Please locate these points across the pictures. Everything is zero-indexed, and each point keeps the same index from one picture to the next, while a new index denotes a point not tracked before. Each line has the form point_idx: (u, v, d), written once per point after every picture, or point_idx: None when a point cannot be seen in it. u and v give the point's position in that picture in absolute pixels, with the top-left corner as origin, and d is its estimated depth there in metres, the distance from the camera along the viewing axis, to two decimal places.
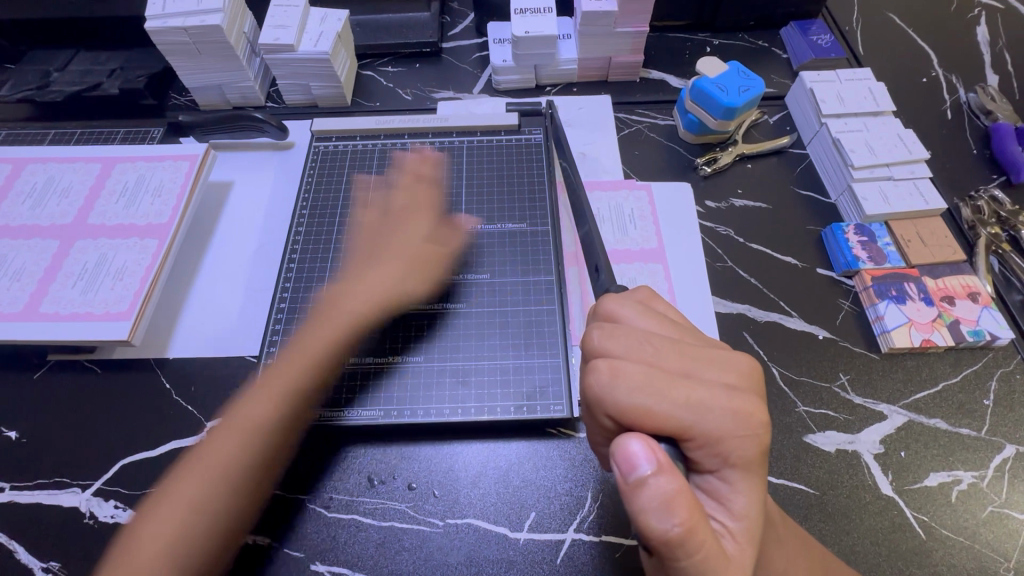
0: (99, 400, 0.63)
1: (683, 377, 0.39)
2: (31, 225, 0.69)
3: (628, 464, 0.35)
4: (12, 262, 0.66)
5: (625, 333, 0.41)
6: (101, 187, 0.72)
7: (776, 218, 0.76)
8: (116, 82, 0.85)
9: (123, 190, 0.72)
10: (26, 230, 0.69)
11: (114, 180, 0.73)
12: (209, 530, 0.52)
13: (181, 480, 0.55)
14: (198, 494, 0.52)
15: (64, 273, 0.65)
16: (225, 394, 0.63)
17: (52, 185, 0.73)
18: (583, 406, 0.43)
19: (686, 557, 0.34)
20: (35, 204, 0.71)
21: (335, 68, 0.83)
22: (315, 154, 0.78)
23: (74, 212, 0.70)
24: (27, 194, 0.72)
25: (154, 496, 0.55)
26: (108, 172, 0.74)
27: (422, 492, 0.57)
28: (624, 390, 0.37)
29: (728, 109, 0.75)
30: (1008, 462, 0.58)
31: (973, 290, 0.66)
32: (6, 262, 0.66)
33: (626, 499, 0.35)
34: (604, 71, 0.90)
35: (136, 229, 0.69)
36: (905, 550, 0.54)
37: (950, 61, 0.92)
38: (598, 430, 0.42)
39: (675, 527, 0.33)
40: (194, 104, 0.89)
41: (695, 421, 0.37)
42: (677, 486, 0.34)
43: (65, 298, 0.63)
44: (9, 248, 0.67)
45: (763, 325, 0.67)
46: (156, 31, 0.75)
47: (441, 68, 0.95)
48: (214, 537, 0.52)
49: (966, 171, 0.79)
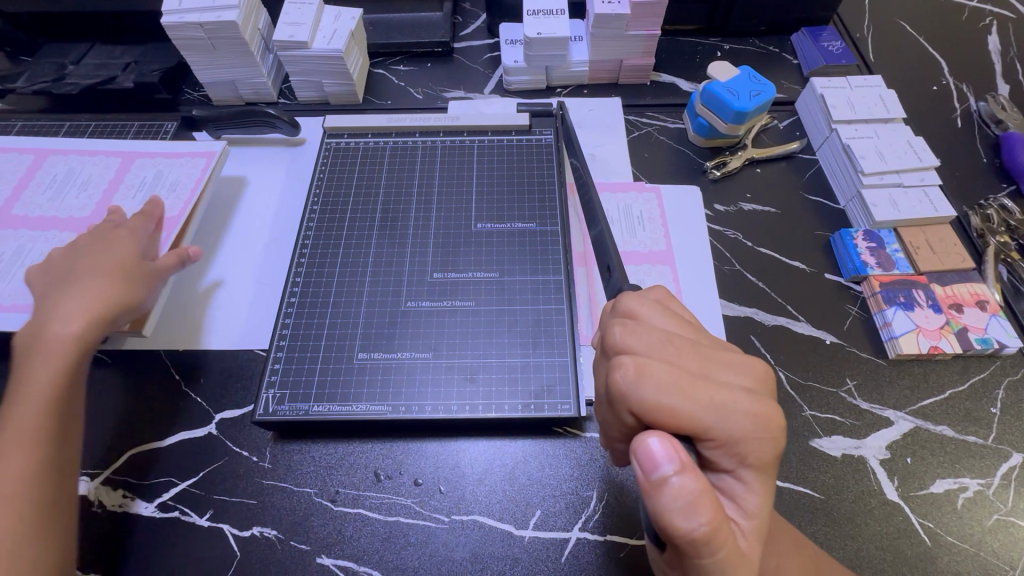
0: (108, 390, 0.64)
1: (701, 378, 0.39)
2: (50, 216, 0.70)
3: (651, 463, 0.35)
4: (30, 253, 0.66)
5: (646, 331, 0.41)
6: (120, 181, 0.73)
7: (784, 223, 0.76)
8: (130, 76, 0.86)
9: (141, 184, 0.72)
10: (45, 222, 0.69)
11: (132, 175, 0.73)
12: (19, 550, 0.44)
13: None
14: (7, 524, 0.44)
15: None
16: (234, 386, 0.64)
17: (73, 177, 0.73)
18: (603, 401, 0.43)
19: (709, 556, 0.34)
20: (55, 196, 0.71)
21: (348, 66, 0.83)
22: (327, 150, 0.79)
23: (91, 204, 0.71)
24: (48, 185, 0.73)
25: None
26: (128, 166, 0.74)
27: (428, 488, 0.57)
28: (649, 388, 0.37)
29: (738, 114, 0.75)
30: (1015, 470, 0.58)
31: (982, 298, 0.66)
32: (24, 253, 0.66)
33: (648, 498, 0.35)
34: (615, 74, 0.90)
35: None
36: (910, 556, 0.54)
37: (960, 70, 0.92)
38: (617, 426, 0.42)
39: (701, 526, 0.33)
40: (207, 100, 0.90)
41: (715, 422, 0.37)
42: (700, 484, 0.34)
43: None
44: (28, 239, 0.67)
45: (770, 328, 0.67)
46: (171, 26, 0.76)
47: (452, 68, 0.95)
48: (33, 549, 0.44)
49: (975, 179, 0.79)
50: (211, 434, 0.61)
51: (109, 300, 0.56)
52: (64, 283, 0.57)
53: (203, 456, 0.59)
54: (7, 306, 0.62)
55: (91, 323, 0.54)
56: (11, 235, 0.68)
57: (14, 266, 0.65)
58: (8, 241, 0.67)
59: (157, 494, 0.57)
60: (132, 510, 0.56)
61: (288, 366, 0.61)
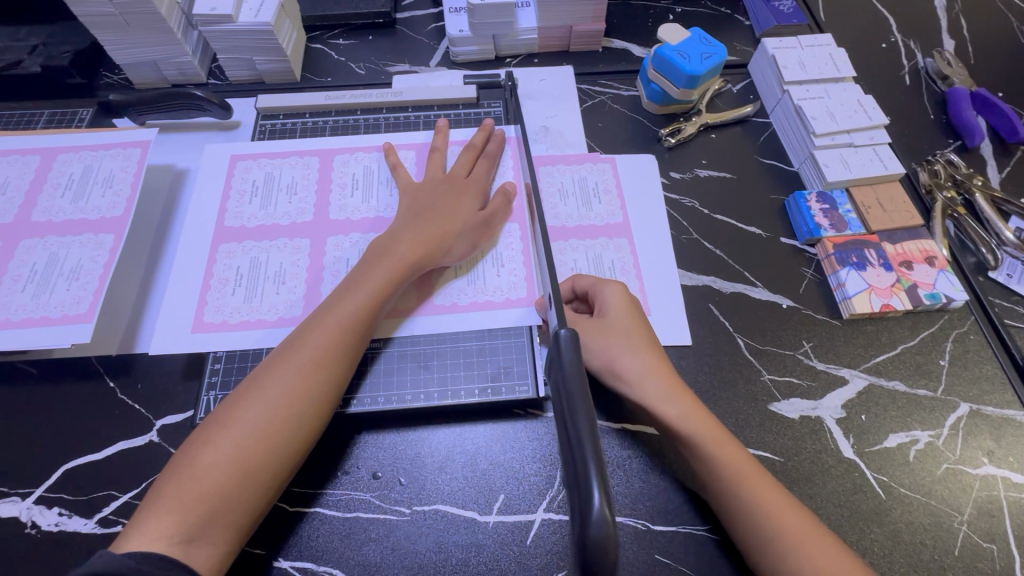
0: (37, 403, 0.59)
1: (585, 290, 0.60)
2: (271, 223, 0.67)
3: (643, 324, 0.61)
4: (269, 264, 0.64)
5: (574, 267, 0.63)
6: (328, 180, 0.70)
7: (739, 188, 0.75)
8: (37, 59, 0.78)
9: (354, 181, 0.70)
10: (266, 230, 0.66)
11: (56, 172, 0.67)
12: (258, 459, 0.47)
13: (244, 392, 0.49)
14: (264, 433, 0.47)
15: (11, 275, 0.60)
16: (173, 391, 0.60)
17: (274, 182, 0.69)
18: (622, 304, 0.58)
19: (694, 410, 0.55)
20: (264, 204, 0.68)
21: (280, 40, 0.78)
22: (261, 133, 0.74)
23: (311, 209, 0.68)
24: (251, 193, 0.69)
25: (243, 407, 0.48)
26: (50, 163, 0.67)
27: (387, 481, 0.56)
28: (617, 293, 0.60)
29: (690, 78, 0.74)
30: (962, 420, 0.60)
31: (930, 254, 0.67)
32: (261, 265, 0.64)
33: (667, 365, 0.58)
34: (566, 41, 0.86)
35: (353, 225, 0.67)
36: (865, 510, 0.55)
37: (908, 27, 0.92)
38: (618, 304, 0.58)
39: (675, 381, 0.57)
40: (129, 83, 0.83)
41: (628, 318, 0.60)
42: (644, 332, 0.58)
43: (52, 301, 0.58)
44: (259, 250, 0.65)
45: (728, 296, 0.67)
46: (75, 2, 0.69)
47: (396, 40, 0.90)
48: (263, 469, 0.47)
49: (924, 136, 0.80)
50: (151, 442, 0.57)
51: (427, 244, 0.59)
52: (422, 210, 0.62)
53: (144, 466, 0.56)
54: (504, 302, 0.62)
55: (415, 262, 0.58)
56: (236, 247, 0.65)
57: (257, 281, 0.63)
58: (236, 255, 0.65)
59: (97, 509, 0.54)
60: (71, 528, 0.53)
61: (230, 365, 0.59)
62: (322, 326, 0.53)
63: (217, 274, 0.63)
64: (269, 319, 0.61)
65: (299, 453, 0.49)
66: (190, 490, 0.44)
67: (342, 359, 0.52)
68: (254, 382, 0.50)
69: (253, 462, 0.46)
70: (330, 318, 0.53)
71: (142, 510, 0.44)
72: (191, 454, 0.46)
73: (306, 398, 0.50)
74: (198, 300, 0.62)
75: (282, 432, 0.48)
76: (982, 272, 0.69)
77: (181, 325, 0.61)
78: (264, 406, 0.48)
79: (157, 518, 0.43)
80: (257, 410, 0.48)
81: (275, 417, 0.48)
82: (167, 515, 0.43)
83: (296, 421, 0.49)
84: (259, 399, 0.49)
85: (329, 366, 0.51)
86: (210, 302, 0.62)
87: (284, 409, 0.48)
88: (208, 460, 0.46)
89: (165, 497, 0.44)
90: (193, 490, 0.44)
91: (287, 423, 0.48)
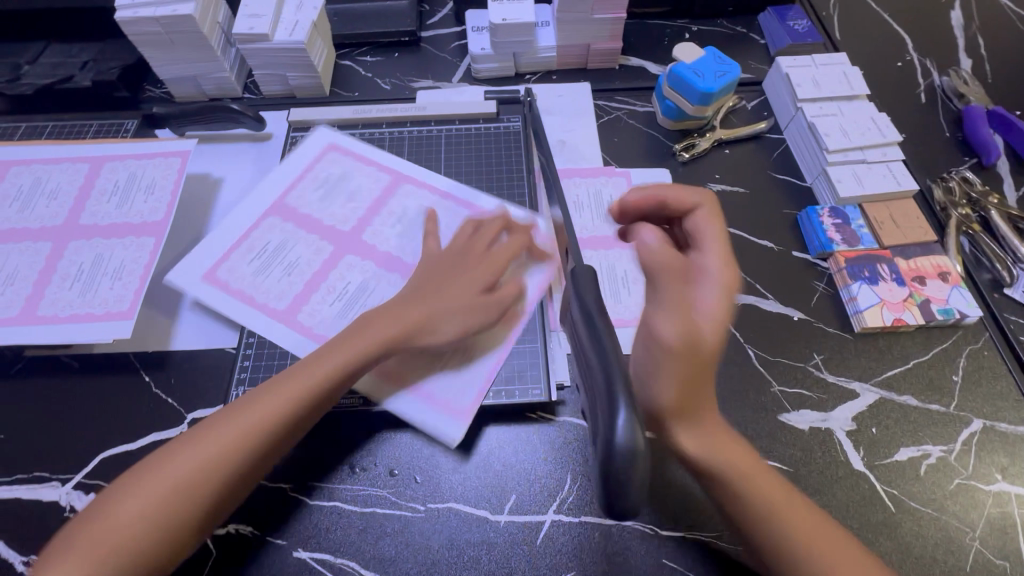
0: (78, 394, 0.63)
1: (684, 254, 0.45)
2: (317, 218, 0.70)
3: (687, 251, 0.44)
4: (289, 251, 0.68)
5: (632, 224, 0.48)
6: (386, 205, 0.72)
7: (751, 202, 0.77)
8: (89, 75, 0.83)
9: (404, 213, 0.71)
10: (311, 222, 0.70)
11: (103, 179, 0.72)
12: (181, 515, 0.44)
13: (189, 438, 0.47)
14: (195, 489, 0.45)
15: (60, 273, 0.64)
16: (203, 387, 0.63)
17: (345, 186, 0.73)
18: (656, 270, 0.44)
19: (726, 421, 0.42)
20: (324, 200, 0.72)
21: (311, 58, 0.82)
22: (292, 144, 0.78)
23: (354, 222, 0.70)
24: (325, 193, 0.72)
25: (181, 456, 0.45)
26: (97, 171, 0.72)
27: (403, 478, 0.58)
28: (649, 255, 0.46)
29: (704, 95, 0.76)
30: (975, 436, 0.60)
31: (944, 270, 0.68)
32: (285, 250, 0.68)
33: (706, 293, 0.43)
34: (583, 59, 0.89)
35: (374, 253, 0.68)
36: (876, 522, 0.55)
37: (924, 45, 0.93)
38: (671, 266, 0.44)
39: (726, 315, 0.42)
40: (169, 97, 0.88)
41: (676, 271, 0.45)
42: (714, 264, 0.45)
43: (97, 299, 0.62)
44: (292, 235, 0.69)
45: (739, 307, 0.68)
46: (126, 23, 0.74)
47: (420, 57, 0.94)
48: (182, 529, 0.44)
49: (939, 153, 0.81)
50: None
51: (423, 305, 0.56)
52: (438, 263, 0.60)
53: None
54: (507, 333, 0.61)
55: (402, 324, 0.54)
56: (278, 223, 0.70)
57: (273, 262, 0.67)
58: (274, 230, 0.69)
59: None
60: None
61: (258, 360, 0.63)
62: (283, 384, 0.49)
63: (249, 241, 0.68)
64: (279, 304, 0.64)
65: (224, 511, 0.47)
66: (104, 541, 0.42)
67: (294, 425, 0.49)
68: (196, 431, 0.47)
69: (171, 521, 0.44)
70: (298, 376, 0.50)
71: (60, 543, 0.43)
72: (115, 499, 0.44)
73: (245, 460, 0.47)
74: (222, 254, 0.67)
75: (212, 491, 0.45)
76: (997, 289, 0.69)
77: (196, 267, 0.67)
78: (195, 462, 0.45)
79: (65, 563, 0.41)
80: (193, 462, 0.45)
81: (210, 473, 0.45)
82: (77, 560, 0.41)
83: (230, 483, 0.46)
84: (200, 453, 0.46)
85: (280, 431, 0.48)
86: (228, 260, 0.67)
87: (219, 467, 0.46)
88: (128, 510, 0.43)
89: (83, 539, 0.42)
90: (108, 541, 0.42)
91: (221, 483, 0.46)
